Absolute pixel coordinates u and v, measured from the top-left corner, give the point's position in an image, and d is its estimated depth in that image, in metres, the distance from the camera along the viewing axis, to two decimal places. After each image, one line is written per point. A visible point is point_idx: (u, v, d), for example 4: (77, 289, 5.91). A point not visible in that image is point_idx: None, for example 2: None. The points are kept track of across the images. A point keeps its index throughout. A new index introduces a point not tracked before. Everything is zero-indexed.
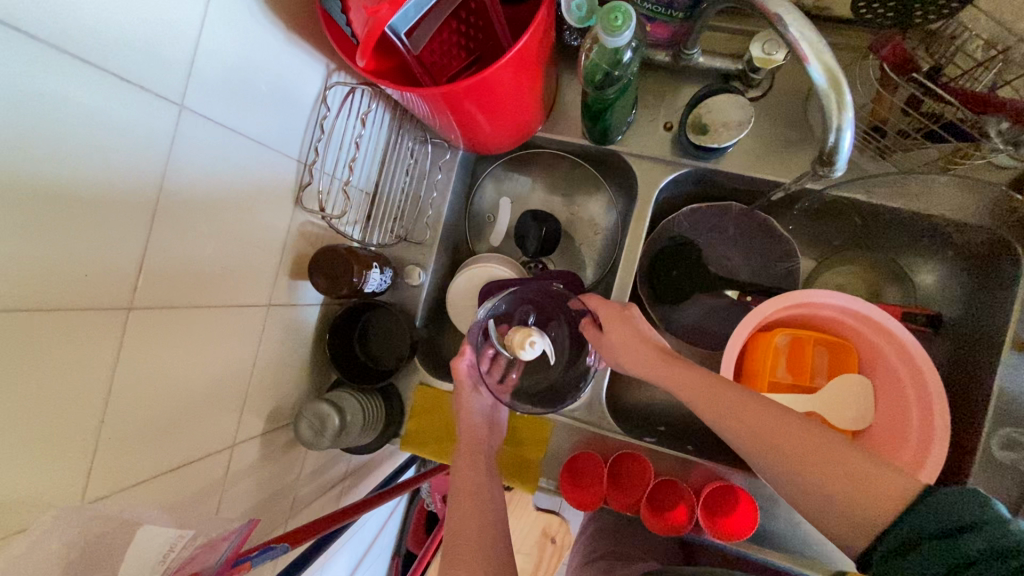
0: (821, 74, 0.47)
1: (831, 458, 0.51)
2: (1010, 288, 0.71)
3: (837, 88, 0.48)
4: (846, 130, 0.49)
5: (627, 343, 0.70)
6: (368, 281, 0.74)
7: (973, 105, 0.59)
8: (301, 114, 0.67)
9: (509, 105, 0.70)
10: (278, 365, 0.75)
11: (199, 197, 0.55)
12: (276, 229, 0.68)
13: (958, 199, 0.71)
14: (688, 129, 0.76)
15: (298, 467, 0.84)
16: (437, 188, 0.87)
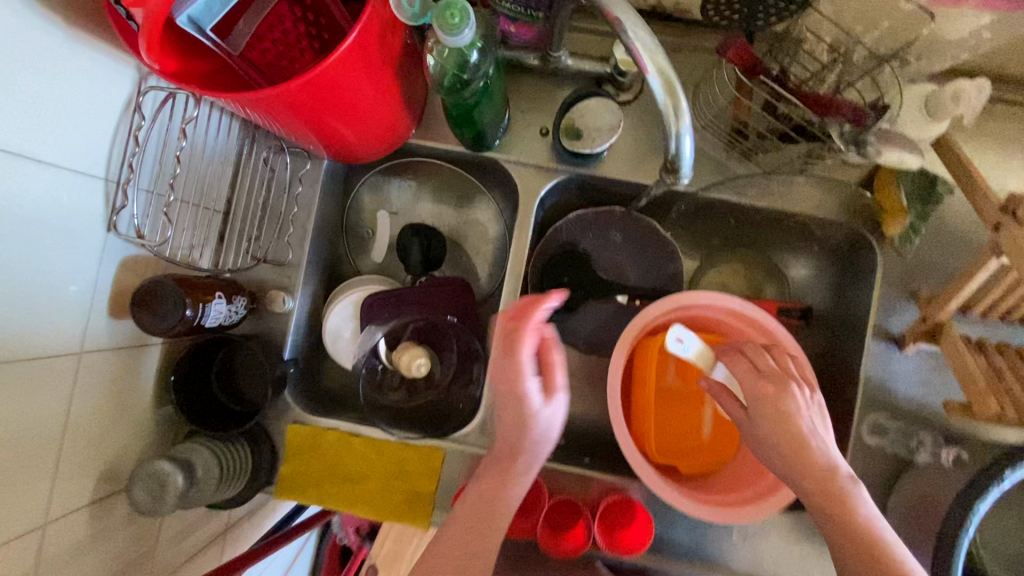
0: (657, 81, 0.46)
1: None
2: (869, 278, 0.75)
3: (672, 95, 0.46)
4: (685, 134, 0.48)
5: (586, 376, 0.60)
6: (208, 314, 0.65)
7: (816, 107, 0.61)
8: (106, 123, 0.57)
9: (362, 111, 0.64)
10: (106, 419, 0.63)
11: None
12: (86, 259, 0.57)
13: (817, 197, 0.74)
14: (562, 134, 0.73)
15: (153, 535, 0.72)
16: (299, 203, 0.78)
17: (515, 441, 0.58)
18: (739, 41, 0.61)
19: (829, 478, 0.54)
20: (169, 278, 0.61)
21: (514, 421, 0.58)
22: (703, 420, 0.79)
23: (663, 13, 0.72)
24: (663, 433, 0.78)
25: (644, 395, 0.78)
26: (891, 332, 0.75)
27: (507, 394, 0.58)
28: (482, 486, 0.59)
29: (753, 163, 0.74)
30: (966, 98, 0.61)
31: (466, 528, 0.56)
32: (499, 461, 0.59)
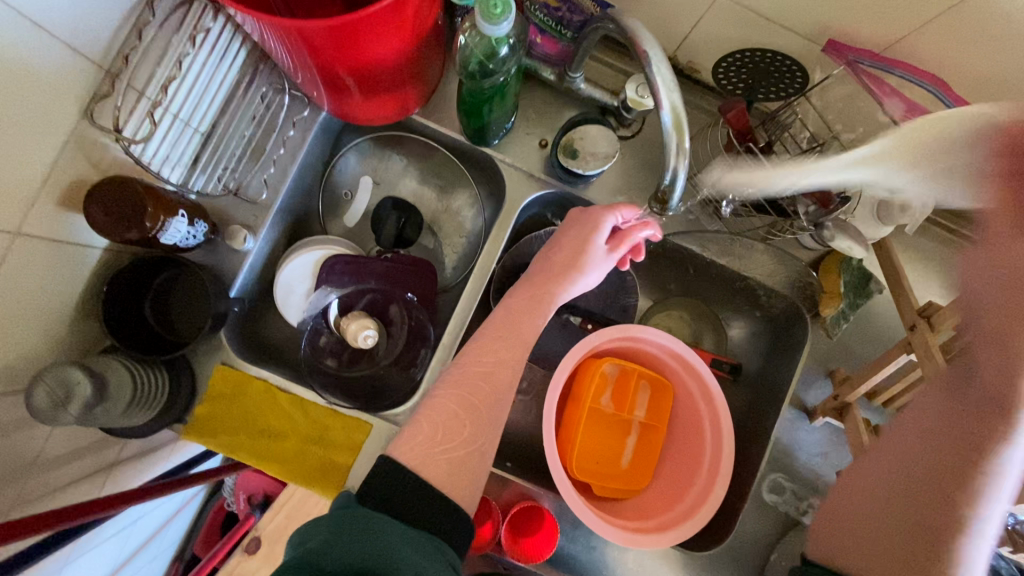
0: (669, 116, 0.50)
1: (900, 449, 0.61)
2: (797, 350, 0.81)
3: (678, 133, 0.51)
4: (680, 173, 0.53)
5: (564, 265, 0.67)
6: (168, 231, 0.62)
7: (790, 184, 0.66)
8: (110, 9, 0.55)
9: (378, 69, 0.63)
10: (27, 314, 0.58)
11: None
12: (49, 138, 0.53)
13: (769, 266, 0.81)
14: (559, 150, 0.76)
15: (37, 450, 0.65)
16: (286, 146, 0.77)
17: (566, 261, 0.67)
18: (739, 105, 0.66)
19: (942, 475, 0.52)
20: (136, 182, 0.58)
21: (582, 223, 0.69)
22: (627, 447, 0.82)
23: (675, 67, 0.78)
24: (586, 456, 0.81)
25: (576, 418, 0.81)
26: (805, 402, 0.84)
27: (579, 228, 0.69)
28: (479, 352, 0.59)
29: (722, 223, 0.80)
30: (909, 211, 0.67)
31: (438, 423, 0.53)
32: (557, 268, 0.67)
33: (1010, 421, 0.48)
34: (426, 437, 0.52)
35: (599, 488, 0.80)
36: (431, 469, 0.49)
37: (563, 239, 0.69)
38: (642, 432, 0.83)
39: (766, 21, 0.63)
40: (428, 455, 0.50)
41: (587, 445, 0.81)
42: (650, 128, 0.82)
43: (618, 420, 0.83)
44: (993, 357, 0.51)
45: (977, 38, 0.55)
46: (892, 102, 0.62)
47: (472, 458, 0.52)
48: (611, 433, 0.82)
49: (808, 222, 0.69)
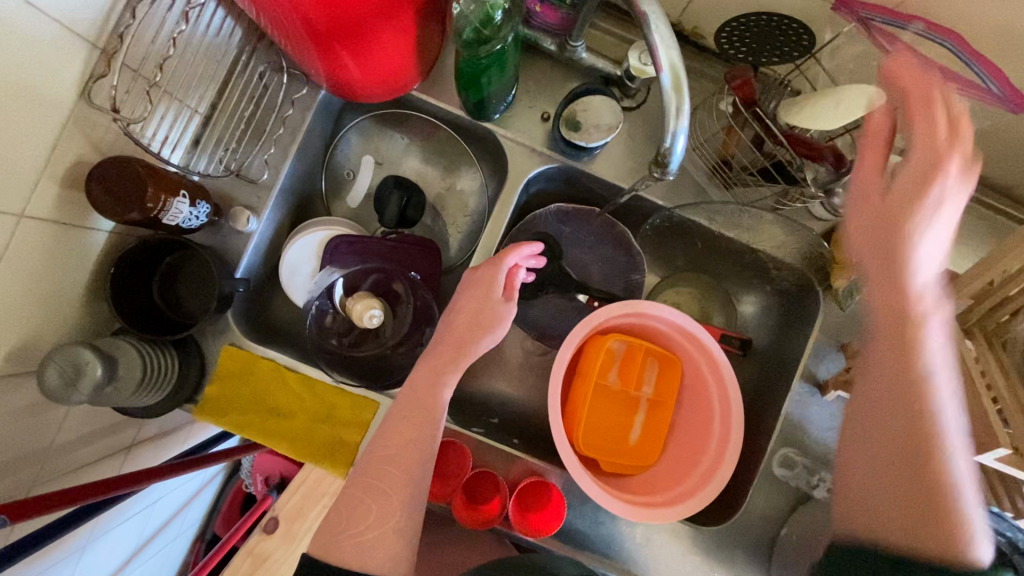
0: (669, 78, 0.48)
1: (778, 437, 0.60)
2: (807, 323, 0.79)
3: (679, 94, 0.49)
4: (680, 135, 0.51)
5: (471, 318, 0.66)
6: (170, 211, 0.62)
7: (799, 148, 0.64)
8: None
9: (374, 43, 0.62)
10: (35, 295, 0.59)
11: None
12: (49, 119, 0.53)
13: (779, 237, 0.79)
14: (561, 123, 0.75)
15: (55, 430, 0.67)
16: (286, 125, 0.77)
17: (472, 318, 0.66)
18: (745, 75, 0.64)
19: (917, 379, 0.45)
20: (138, 162, 0.58)
21: (479, 280, 0.67)
22: (634, 422, 0.82)
23: (680, 34, 0.76)
24: (593, 432, 0.80)
25: (583, 395, 0.80)
26: (816, 376, 0.83)
27: (479, 283, 0.67)
28: (381, 442, 0.57)
29: (730, 193, 0.78)
30: None
31: (343, 512, 0.53)
32: (458, 332, 0.65)
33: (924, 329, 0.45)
34: (332, 524, 0.53)
35: (608, 464, 0.80)
36: (341, 555, 0.50)
37: (459, 305, 0.67)
38: (650, 408, 0.83)
39: None
40: (335, 542, 0.51)
41: (594, 421, 0.81)
42: (654, 98, 0.80)
43: (625, 396, 0.82)
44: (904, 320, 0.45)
45: None
46: None
47: (385, 535, 0.53)
48: (617, 409, 0.82)
49: (818, 189, 0.67)
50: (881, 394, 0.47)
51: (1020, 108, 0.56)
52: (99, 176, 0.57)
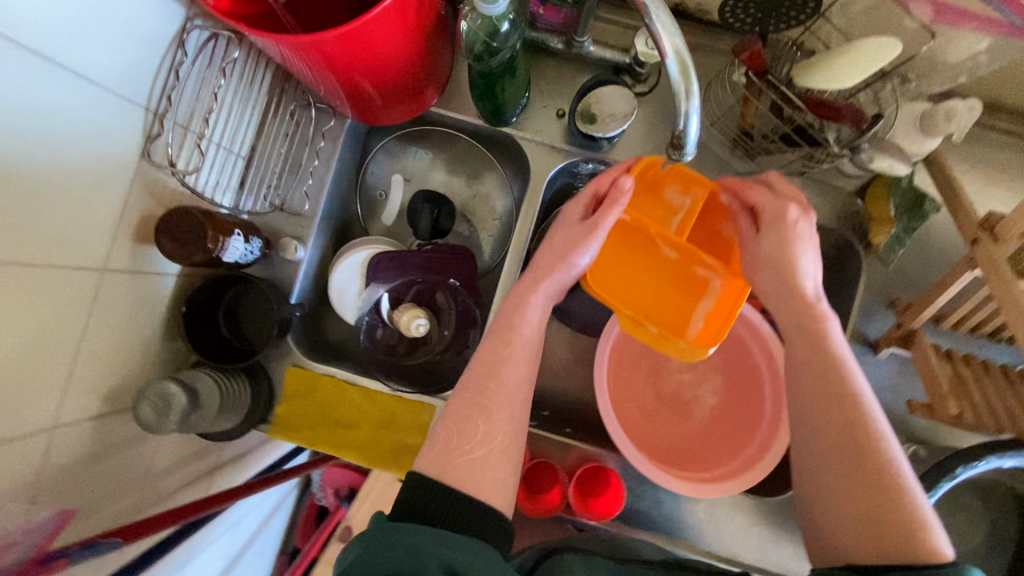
0: (675, 62, 0.49)
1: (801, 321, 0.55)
2: (852, 283, 0.79)
3: (686, 78, 0.50)
4: (693, 116, 0.52)
5: (563, 244, 0.60)
6: (228, 250, 0.68)
7: (821, 111, 0.64)
8: (148, 56, 0.60)
9: (391, 67, 0.65)
10: (122, 339, 0.66)
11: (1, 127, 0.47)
12: (116, 181, 0.60)
13: (811, 200, 0.78)
14: (577, 117, 0.77)
15: (150, 458, 0.74)
16: (319, 157, 0.82)
17: (568, 245, 0.59)
18: (753, 47, 0.64)
19: (811, 311, 0.54)
20: (194, 209, 0.63)
21: (568, 214, 0.62)
22: (682, 321, 0.68)
23: (684, 12, 0.76)
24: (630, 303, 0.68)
25: (617, 258, 0.69)
26: (868, 336, 0.81)
27: (573, 209, 0.62)
28: (490, 349, 0.54)
29: (754, 163, 0.77)
30: (957, 115, 0.62)
31: (453, 428, 0.50)
32: (550, 257, 0.59)
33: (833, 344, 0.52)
34: (444, 442, 0.49)
35: (625, 324, 0.67)
36: (458, 475, 0.47)
37: (560, 229, 0.62)
38: (729, 293, 0.65)
39: None
40: (450, 460, 0.48)
41: (622, 285, 0.68)
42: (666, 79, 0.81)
43: (687, 275, 0.68)
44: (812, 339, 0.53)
45: None
46: (921, 7, 0.59)
47: (494, 453, 0.49)
48: (684, 295, 0.68)
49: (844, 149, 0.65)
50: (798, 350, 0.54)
51: None
52: (166, 219, 0.63)
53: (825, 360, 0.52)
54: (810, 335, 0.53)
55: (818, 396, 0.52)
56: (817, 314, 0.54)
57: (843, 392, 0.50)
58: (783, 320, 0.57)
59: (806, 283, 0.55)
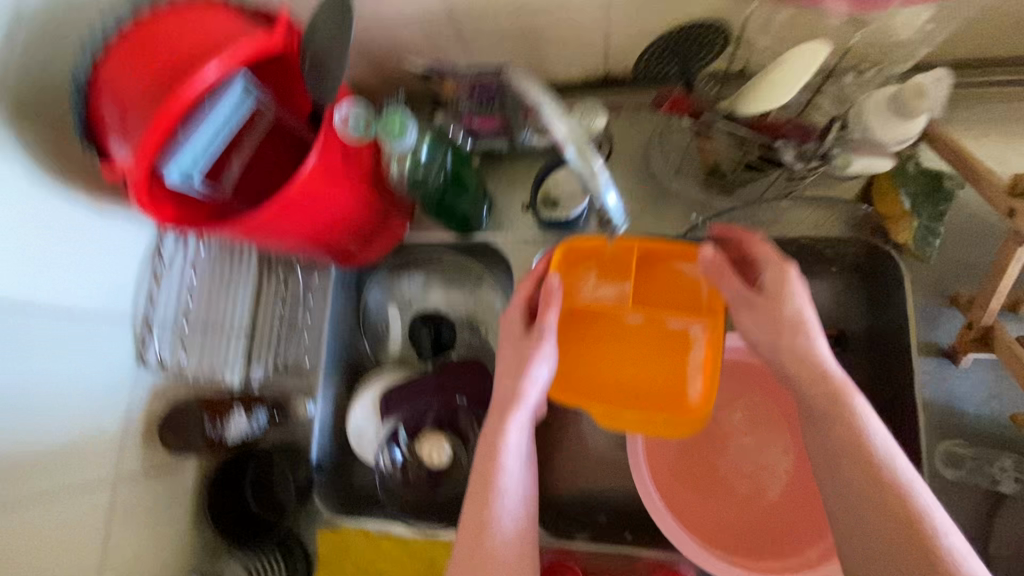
0: (572, 150, 0.45)
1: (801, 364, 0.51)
2: (898, 290, 0.69)
3: (587, 159, 0.47)
4: (608, 191, 0.48)
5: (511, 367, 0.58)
6: (230, 428, 0.70)
7: (767, 132, 0.59)
8: (129, 272, 0.67)
9: (347, 212, 0.65)
10: (146, 544, 0.67)
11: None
12: (112, 389, 0.65)
13: (813, 217, 0.71)
14: (540, 207, 0.76)
15: None
16: (313, 312, 0.80)
17: (514, 369, 0.58)
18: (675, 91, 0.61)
19: (824, 377, 0.50)
20: (195, 402, 0.68)
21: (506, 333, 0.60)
22: (676, 386, 0.62)
23: (615, 80, 0.76)
24: (611, 388, 0.63)
25: (576, 347, 0.64)
26: (939, 346, 0.69)
27: (509, 323, 0.60)
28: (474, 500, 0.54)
29: (734, 198, 0.73)
30: (928, 92, 0.56)
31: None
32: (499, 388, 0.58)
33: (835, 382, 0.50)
34: None
35: (613, 417, 0.61)
36: None
37: (506, 343, 0.60)
38: (710, 342, 0.60)
39: (654, 2, 0.61)
40: None
41: (593, 372, 0.63)
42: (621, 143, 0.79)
43: (658, 337, 0.63)
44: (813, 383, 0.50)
45: None
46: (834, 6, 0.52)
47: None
48: (663, 360, 0.62)
49: (813, 156, 0.60)
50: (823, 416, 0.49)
51: None
52: (173, 429, 0.67)
53: (854, 432, 0.47)
54: (829, 405, 0.49)
55: (852, 472, 0.47)
56: (829, 380, 0.50)
57: (875, 466, 0.46)
58: (798, 381, 0.52)
59: (806, 348, 0.52)
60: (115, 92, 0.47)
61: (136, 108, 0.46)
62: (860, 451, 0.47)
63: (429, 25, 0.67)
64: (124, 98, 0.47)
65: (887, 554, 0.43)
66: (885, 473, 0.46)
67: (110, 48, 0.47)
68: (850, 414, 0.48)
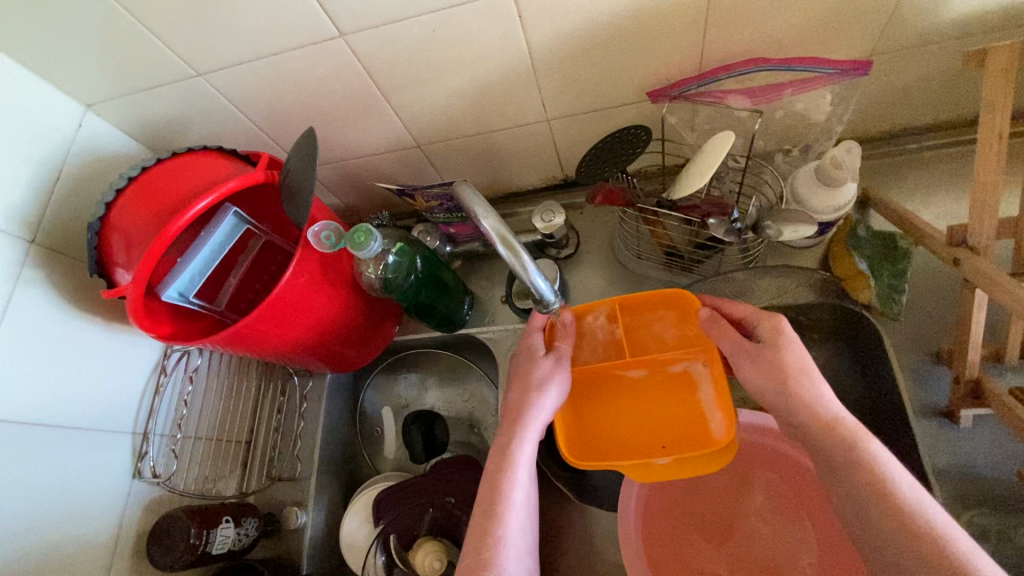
0: (502, 245, 0.50)
1: (783, 386, 0.51)
2: (880, 349, 0.67)
3: (514, 250, 0.51)
4: (536, 276, 0.52)
5: (518, 393, 0.59)
6: (216, 540, 0.69)
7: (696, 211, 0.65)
8: (136, 388, 0.72)
9: (330, 321, 0.71)
10: None
11: None
12: (110, 505, 0.66)
13: (775, 285, 0.70)
14: (514, 297, 0.82)
15: None
16: (306, 417, 0.85)
17: (523, 395, 0.58)
18: (605, 187, 0.65)
19: (833, 425, 0.48)
20: (180, 510, 0.67)
21: (519, 370, 0.61)
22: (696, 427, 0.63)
23: (574, 181, 0.85)
24: (639, 440, 0.65)
25: (594, 406, 0.67)
26: (935, 405, 0.66)
27: (519, 360, 0.63)
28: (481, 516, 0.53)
29: (695, 273, 0.76)
30: (842, 161, 0.61)
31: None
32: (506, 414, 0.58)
33: (807, 385, 0.50)
34: None
35: (648, 472, 0.60)
36: None
37: (516, 378, 0.61)
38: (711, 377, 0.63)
39: (590, 113, 0.70)
40: None
41: (614, 437, 0.65)
42: (587, 234, 0.86)
43: (666, 383, 0.67)
44: (787, 398, 0.51)
45: (757, 18, 0.56)
46: (735, 97, 0.62)
47: None
48: (678, 405, 0.65)
49: (742, 227, 0.64)
50: (808, 425, 0.49)
51: (868, 68, 0.56)
52: (151, 541, 0.66)
53: (879, 482, 0.44)
54: (841, 447, 0.46)
55: (886, 522, 0.42)
56: (833, 421, 0.48)
57: (912, 517, 0.41)
58: (786, 409, 0.51)
59: (811, 392, 0.50)
60: (123, 231, 0.55)
61: (141, 245, 0.55)
62: (888, 501, 0.42)
63: (401, 152, 0.78)
64: (130, 235, 0.55)
65: (898, 545, 0.41)
66: (918, 521, 0.41)
67: (120, 194, 0.56)
68: (871, 464, 0.45)
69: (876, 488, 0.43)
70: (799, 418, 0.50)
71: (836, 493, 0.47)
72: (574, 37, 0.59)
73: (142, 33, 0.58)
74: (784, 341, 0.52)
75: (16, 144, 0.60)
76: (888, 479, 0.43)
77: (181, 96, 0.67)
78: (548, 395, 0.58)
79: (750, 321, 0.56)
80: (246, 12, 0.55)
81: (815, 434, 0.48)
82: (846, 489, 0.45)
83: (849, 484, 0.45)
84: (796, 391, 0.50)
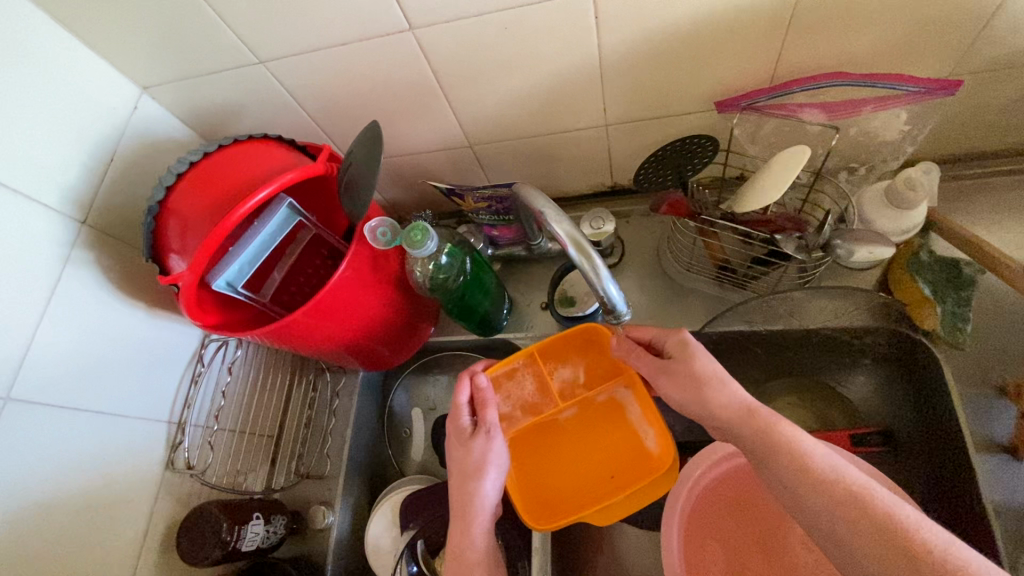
0: (575, 250, 0.48)
1: (700, 389, 0.53)
2: (938, 379, 0.65)
3: (587, 255, 0.49)
4: (608, 284, 0.50)
5: (462, 479, 0.60)
6: (245, 537, 0.67)
7: (761, 227, 0.63)
8: (172, 376, 0.71)
9: (374, 318, 0.69)
10: None
11: (25, 489, 0.53)
12: (140, 494, 0.64)
13: (833, 306, 0.69)
14: (557, 304, 0.80)
15: None
16: (338, 414, 0.83)
17: (463, 487, 0.60)
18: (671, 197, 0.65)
19: (751, 414, 0.49)
20: (212, 504, 0.66)
21: (456, 442, 0.62)
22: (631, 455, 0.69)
23: (623, 188, 0.83)
24: (585, 474, 0.70)
25: (540, 451, 0.72)
26: (998, 441, 0.63)
27: (451, 437, 0.64)
28: None
29: (748, 290, 0.74)
30: (919, 182, 0.59)
31: None
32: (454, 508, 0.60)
33: (731, 385, 0.52)
34: None
35: (607, 512, 0.65)
36: None
37: (454, 459, 0.62)
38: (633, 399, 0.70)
39: (651, 120, 0.68)
40: None
41: (564, 478, 0.70)
42: (633, 244, 0.84)
43: (595, 415, 0.73)
44: (707, 400, 0.52)
45: (841, 31, 0.54)
46: (810, 110, 0.60)
47: None
48: (609, 431, 0.72)
49: (810, 247, 0.63)
50: (726, 418, 0.51)
51: (957, 88, 0.54)
52: (182, 535, 0.65)
53: (794, 457, 0.45)
54: (758, 432, 0.48)
55: (815, 496, 0.43)
56: (758, 413, 0.49)
57: (832, 484, 0.42)
58: (712, 413, 0.52)
59: (725, 394, 0.51)
60: (181, 217, 0.54)
61: (198, 232, 0.54)
62: (812, 476, 0.43)
63: (452, 151, 0.76)
64: (188, 221, 0.54)
65: (841, 518, 0.41)
66: (838, 485, 0.42)
67: (179, 179, 0.55)
68: (787, 444, 0.46)
69: (803, 463, 0.45)
70: (721, 418, 0.51)
71: (772, 481, 0.47)
72: (647, 41, 0.57)
73: (208, 15, 0.57)
74: (696, 354, 0.54)
75: (71, 122, 0.59)
76: (814, 453, 0.45)
77: (238, 82, 0.66)
78: (489, 485, 0.59)
79: (659, 342, 0.59)
80: (318, 1, 0.54)
81: (739, 428, 0.50)
82: (783, 473, 0.46)
83: (781, 467, 0.46)
84: (725, 388, 0.52)
